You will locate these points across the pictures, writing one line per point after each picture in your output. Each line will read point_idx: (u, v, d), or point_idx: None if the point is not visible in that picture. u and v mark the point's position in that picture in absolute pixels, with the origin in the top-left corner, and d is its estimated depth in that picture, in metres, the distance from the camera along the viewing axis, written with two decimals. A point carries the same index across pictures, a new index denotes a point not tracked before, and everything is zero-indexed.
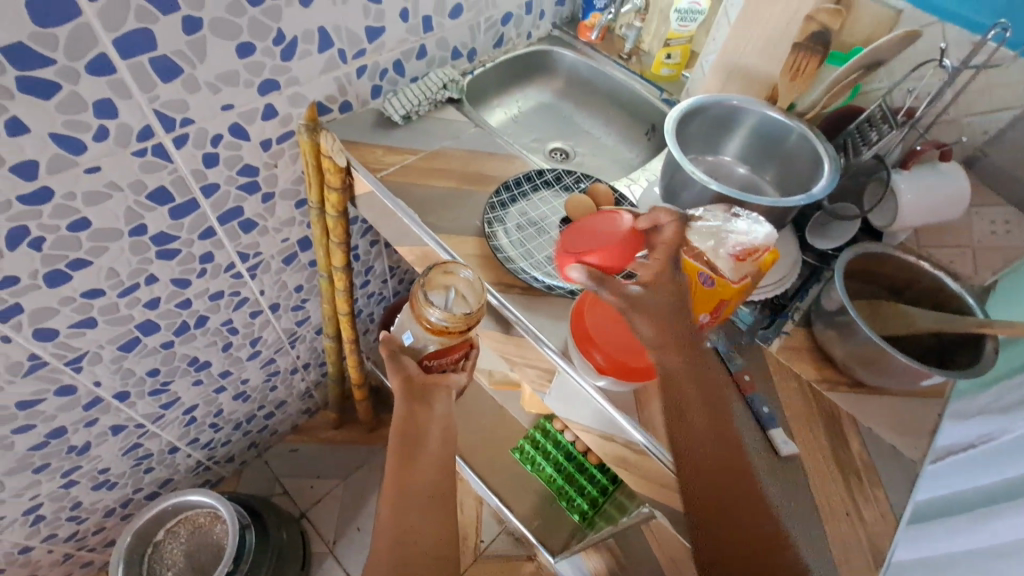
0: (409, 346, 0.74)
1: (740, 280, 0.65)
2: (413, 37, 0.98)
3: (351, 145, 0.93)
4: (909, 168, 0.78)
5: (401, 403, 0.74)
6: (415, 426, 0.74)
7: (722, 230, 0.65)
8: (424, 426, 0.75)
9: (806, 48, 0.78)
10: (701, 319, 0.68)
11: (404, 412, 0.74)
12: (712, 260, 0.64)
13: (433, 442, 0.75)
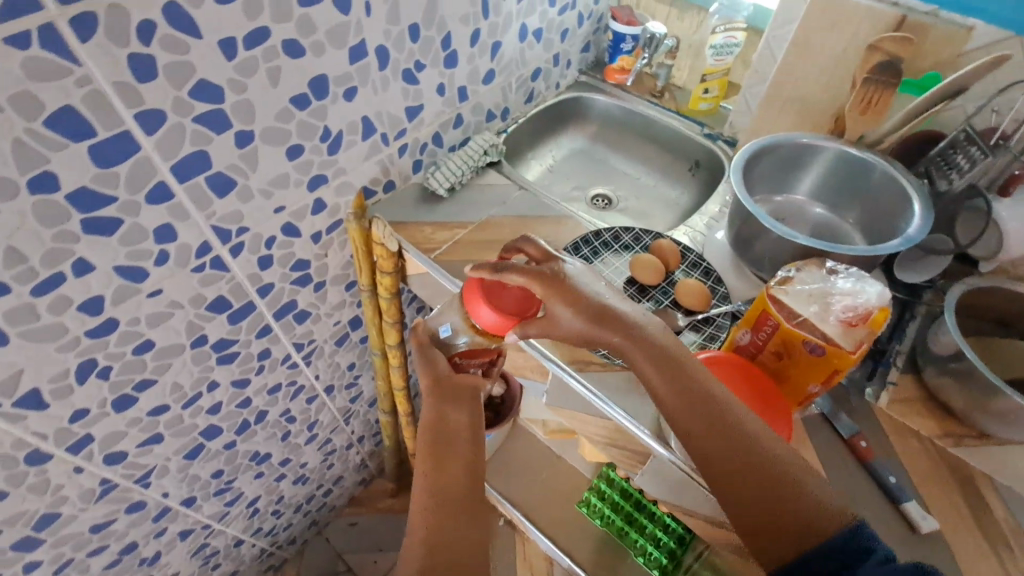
0: (445, 339, 0.72)
1: (858, 347, 0.59)
2: (450, 108, 0.97)
3: (400, 226, 0.91)
4: (1008, 195, 0.72)
5: (431, 406, 0.65)
6: (450, 426, 0.64)
7: (826, 294, 0.62)
8: (459, 435, 0.64)
9: (875, 81, 0.74)
10: (812, 389, 0.64)
11: (434, 415, 0.65)
12: (818, 325, 0.60)
13: (464, 444, 0.64)
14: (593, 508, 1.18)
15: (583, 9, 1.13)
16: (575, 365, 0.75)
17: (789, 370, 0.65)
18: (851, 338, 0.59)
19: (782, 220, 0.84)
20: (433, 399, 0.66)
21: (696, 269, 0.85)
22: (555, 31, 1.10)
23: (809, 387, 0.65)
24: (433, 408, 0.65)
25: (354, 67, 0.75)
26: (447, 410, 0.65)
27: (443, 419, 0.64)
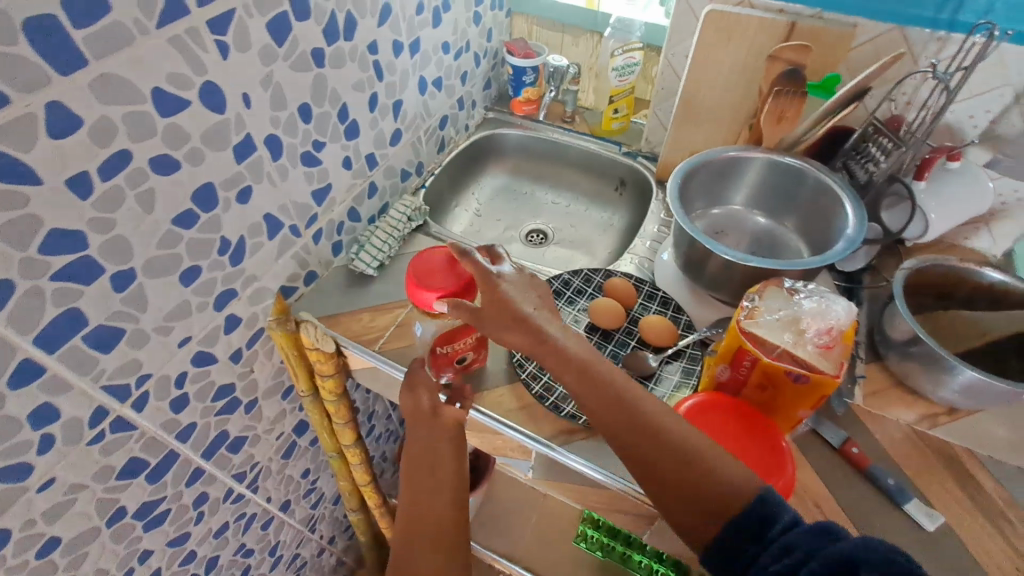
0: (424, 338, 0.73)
1: (840, 369, 0.58)
2: (360, 179, 0.89)
3: (332, 321, 0.81)
4: (924, 179, 0.74)
5: (422, 426, 0.67)
6: (440, 445, 0.66)
7: (798, 319, 0.61)
8: (449, 452, 0.65)
9: (784, 91, 0.75)
10: (802, 414, 0.63)
11: (423, 435, 0.67)
12: (795, 352, 0.59)
13: (451, 461, 0.65)
14: (590, 540, 1.08)
15: (477, 49, 1.09)
16: (558, 439, 0.69)
17: (774, 398, 0.64)
18: (826, 361, 0.58)
19: (726, 233, 0.84)
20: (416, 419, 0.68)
21: (653, 301, 0.82)
22: (454, 76, 1.05)
23: (798, 412, 0.64)
24: (420, 427, 0.67)
25: (244, 165, 0.66)
26: (438, 428, 0.67)
27: (430, 441, 0.66)
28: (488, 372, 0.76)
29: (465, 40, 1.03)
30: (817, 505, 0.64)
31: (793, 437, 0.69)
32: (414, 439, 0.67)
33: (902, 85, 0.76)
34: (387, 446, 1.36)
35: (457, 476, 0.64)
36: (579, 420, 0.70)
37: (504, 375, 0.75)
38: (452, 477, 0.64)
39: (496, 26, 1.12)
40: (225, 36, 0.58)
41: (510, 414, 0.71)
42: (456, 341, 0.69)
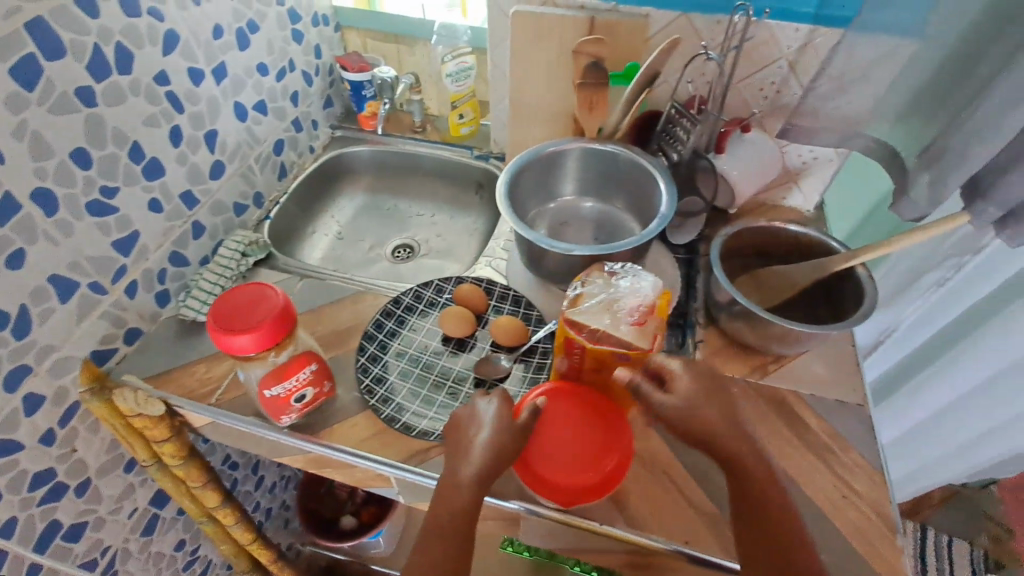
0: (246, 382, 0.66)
1: (654, 342, 0.61)
2: (179, 220, 0.81)
3: (162, 378, 0.74)
4: (724, 151, 0.80)
5: (485, 430, 0.59)
6: (460, 482, 0.57)
7: (613, 302, 0.62)
8: (463, 491, 0.57)
9: (591, 82, 0.77)
10: None
11: (501, 441, 0.59)
12: (613, 332, 0.61)
13: (463, 500, 0.57)
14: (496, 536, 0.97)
15: (305, 67, 1.04)
16: (414, 460, 0.67)
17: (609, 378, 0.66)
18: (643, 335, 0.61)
19: (567, 225, 0.87)
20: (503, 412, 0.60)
21: (505, 301, 0.82)
22: (282, 97, 0.99)
23: None
24: (484, 441, 0.59)
25: (7, 228, 0.59)
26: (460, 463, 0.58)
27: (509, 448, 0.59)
28: (339, 403, 0.72)
29: (286, 60, 0.98)
30: (668, 472, 0.67)
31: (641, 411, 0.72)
32: (468, 455, 0.58)
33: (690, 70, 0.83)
34: (287, 494, 1.33)
35: (465, 516, 0.56)
36: (432, 437, 0.68)
37: (356, 403, 0.72)
38: (457, 509, 0.56)
39: (323, 42, 1.07)
40: None
41: (364, 444, 0.68)
42: (288, 379, 0.63)
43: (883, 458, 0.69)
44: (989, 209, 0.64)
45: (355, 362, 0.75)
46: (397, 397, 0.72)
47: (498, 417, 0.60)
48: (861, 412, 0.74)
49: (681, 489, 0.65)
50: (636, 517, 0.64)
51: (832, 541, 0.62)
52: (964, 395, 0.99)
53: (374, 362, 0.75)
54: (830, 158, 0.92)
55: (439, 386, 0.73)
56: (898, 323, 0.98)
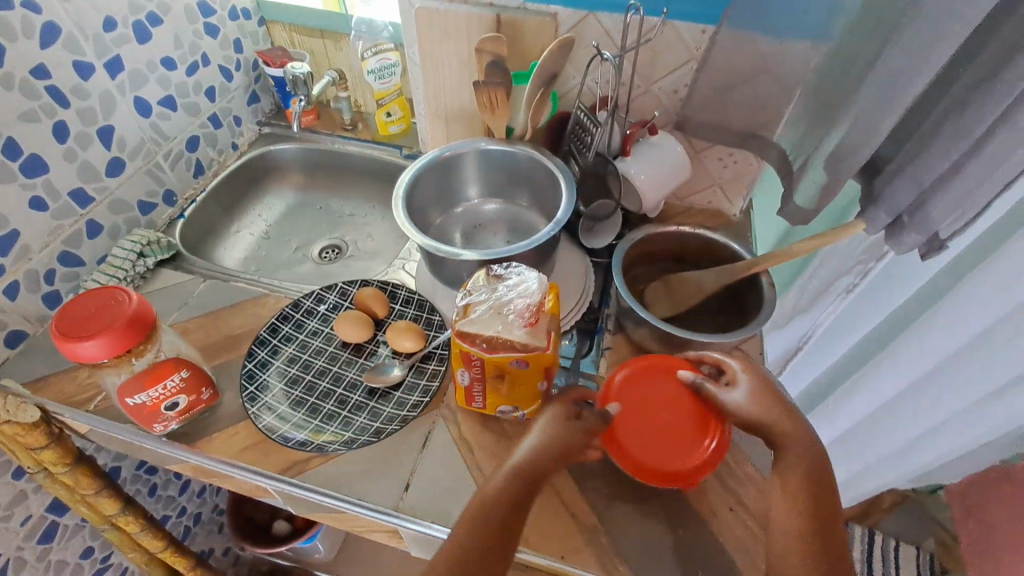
0: (110, 388, 0.63)
1: (548, 340, 0.58)
2: (68, 219, 0.79)
3: (39, 384, 0.72)
4: (629, 153, 0.78)
5: (533, 436, 0.54)
6: (504, 491, 0.51)
7: (501, 306, 0.59)
8: (498, 502, 0.50)
9: (488, 83, 0.75)
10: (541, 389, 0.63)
11: (541, 454, 0.53)
12: (506, 336, 0.57)
13: (496, 513, 0.49)
14: None
15: (223, 62, 1.01)
16: (291, 471, 0.64)
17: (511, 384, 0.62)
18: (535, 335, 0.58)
19: (479, 228, 0.85)
20: (546, 422, 0.55)
21: (409, 306, 0.80)
22: (194, 93, 0.97)
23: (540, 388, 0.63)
24: (532, 446, 0.53)
25: None
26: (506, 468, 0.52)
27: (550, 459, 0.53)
28: (221, 411, 0.69)
29: (198, 54, 0.95)
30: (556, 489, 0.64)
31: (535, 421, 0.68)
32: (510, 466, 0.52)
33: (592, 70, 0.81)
34: (220, 497, 1.30)
35: (504, 526, 0.49)
36: (309, 447, 0.65)
37: (239, 411, 0.69)
38: (479, 525, 0.48)
39: (244, 36, 1.05)
40: None
41: (241, 454, 0.66)
42: (154, 386, 0.61)
43: (776, 470, 0.67)
44: (881, 215, 0.63)
45: (241, 368, 0.73)
46: (281, 406, 0.69)
47: (545, 426, 0.55)
48: None
49: (573, 512, 0.63)
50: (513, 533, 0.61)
51: (710, 558, 0.60)
52: (879, 408, 0.96)
53: (261, 368, 0.72)
54: (750, 163, 0.89)
55: (327, 394, 0.71)
56: (815, 328, 1.01)
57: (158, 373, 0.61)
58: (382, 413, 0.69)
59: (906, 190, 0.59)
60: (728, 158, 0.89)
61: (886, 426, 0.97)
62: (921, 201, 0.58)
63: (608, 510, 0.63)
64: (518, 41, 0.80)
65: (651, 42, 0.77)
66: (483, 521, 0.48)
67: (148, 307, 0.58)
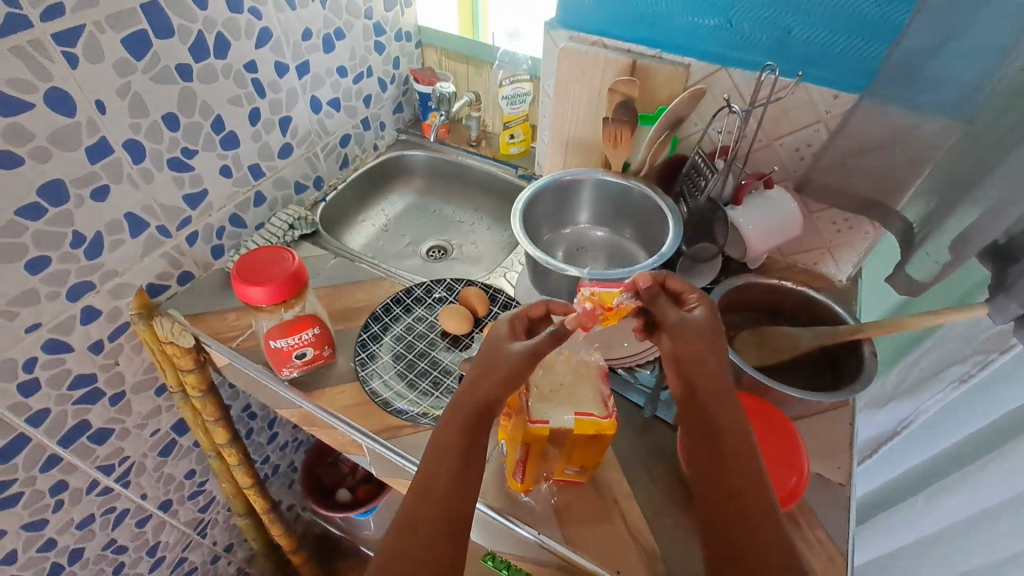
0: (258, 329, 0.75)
1: (609, 413, 0.60)
2: (244, 188, 0.94)
3: (197, 319, 0.85)
4: (741, 203, 0.80)
5: (472, 381, 0.56)
6: (449, 440, 0.54)
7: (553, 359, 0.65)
8: (452, 449, 0.53)
9: (616, 120, 0.82)
10: (571, 470, 0.65)
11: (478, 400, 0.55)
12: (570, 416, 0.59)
13: (452, 457, 0.53)
14: None
15: (382, 75, 1.17)
16: (385, 433, 0.72)
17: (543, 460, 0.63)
18: (541, 406, 0.60)
19: (580, 251, 0.91)
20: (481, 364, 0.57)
21: (506, 310, 0.87)
22: (355, 98, 1.12)
23: (569, 469, 0.65)
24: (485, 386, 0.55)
25: (99, 166, 0.72)
26: (449, 413, 0.56)
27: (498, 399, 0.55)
28: (333, 371, 0.79)
29: (365, 66, 1.11)
30: (619, 506, 0.67)
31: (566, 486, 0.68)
32: (454, 409, 0.56)
33: (716, 120, 0.86)
34: (296, 455, 1.43)
35: (458, 472, 0.53)
36: (404, 415, 0.73)
37: (349, 374, 0.79)
38: (435, 472, 0.53)
39: (403, 55, 1.20)
40: (72, 49, 0.65)
41: (345, 411, 0.74)
42: (292, 335, 0.72)
43: (851, 543, 0.64)
44: (1010, 304, 0.60)
45: (357, 337, 0.83)
46: (385, 376, 0.78)
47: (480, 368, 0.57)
48: (842, 492, 0.69)
49: (633, 533, 0.65)
50: (573, 537, 0.64)
51: None
52: (983, 513, 0.88)
53: (373, 340, 0.82)
54: (865, 230, 0.88)
55: (424, 373, 0.79)
56: (915, 416, 0.93)
57: (295, 325, 0.72)
58: None
59: None
60: (843, 222, 0.89)
61: (987, 533, 0.88)
62: None
63: (667, 540, 0.64)
64: (648, 86, 0.87)
65: (780, 101, 0.80)
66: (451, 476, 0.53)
67: (304, 268, 0.68)
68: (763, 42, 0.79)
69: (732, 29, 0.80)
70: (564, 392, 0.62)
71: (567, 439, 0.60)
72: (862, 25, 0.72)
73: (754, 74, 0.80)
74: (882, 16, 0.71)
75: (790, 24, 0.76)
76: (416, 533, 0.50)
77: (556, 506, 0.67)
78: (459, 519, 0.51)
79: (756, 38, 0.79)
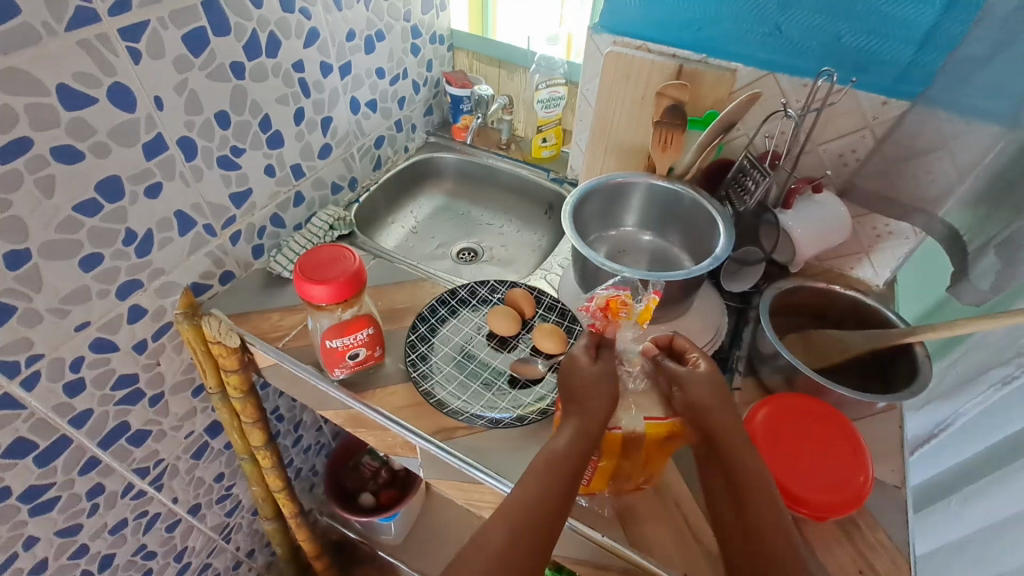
0: (313, 330, 0.74)
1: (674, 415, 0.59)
2: (285, 187, 0.93)
3: (240, 319, 0.84)
4: (791, 206, 0.81)
5: (563, 436, 0.56)
6: (553, 477, 0.54)
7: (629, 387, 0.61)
8: (555, 484, 0.53)
9: (666, 123, 0.83)
10: (643, 477, 0.65)
11: (577, 451, 0.55)
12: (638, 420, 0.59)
13: (553, 492, 0.53)
14: None
15: (416, 77, 1.17)
16: (440, 435, 0.72)
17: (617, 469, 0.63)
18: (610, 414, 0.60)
19: (624, 254, 0.91)
20: (578, 415, 0.57)
21: (552, 312, 0.86)
22: (391, 100, 1.12)
23: (640, 475, 0.65)
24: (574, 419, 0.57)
25: (154, 163, 0.72)
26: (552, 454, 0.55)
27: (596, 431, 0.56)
28: (382, 372, 0.78)
29: (401, 68, 1.11)
30: (678, 507, 0.67)
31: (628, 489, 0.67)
32: (553, 457, 0.55)
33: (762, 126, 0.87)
34: (318, 459, 1.41)
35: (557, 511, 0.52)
36: (460, 417, 0.73)
37: (398, 375, 0.78)
38: (532, 503, 0.52)
39: (435, 58, 1.20)
40: (137, 44, 0.65)
41: (397, 412, 0.74)
42: (348, 335, 0.71)
43: (912, 545, 0.64)
44: None
45: (405, 337, 0.82)
46: (436, 376, 0.78)
47: (575, 423, 0.57)
48: (898, 494, 0.69)
49: (694, 533, 0.65)
50: (635, 537, 0.64)
51: None
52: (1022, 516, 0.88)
53: (422, 341, 0.81)
54: (907, 236, 0.88)
55: (476, 375, 0.78)
56: (954, 418, 0.94)
57: (350, 324, 0.71)
58: (522, 401, 0.75)
59: None
60: (884, 227, 0.90)
61: None
62: None
63: None
64: (695, 91, 0.87)
65: (827, 107, 0.82)
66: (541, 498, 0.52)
67: (364, 268, 0.68)
68: (813, 49, 0.80)
69: (781, 36, 0.81)
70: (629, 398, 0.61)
71: (638, 445, 0.60)
72: (920, 35, 0.73)
73: (802, 80, 0.81)
74: (936, 25, 0.71)
75: (841, 30, 0.77)
76: (485, 549, 0.50)
77: (617, 507, 0.67)
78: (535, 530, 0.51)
79: (805, 45, 0.80)
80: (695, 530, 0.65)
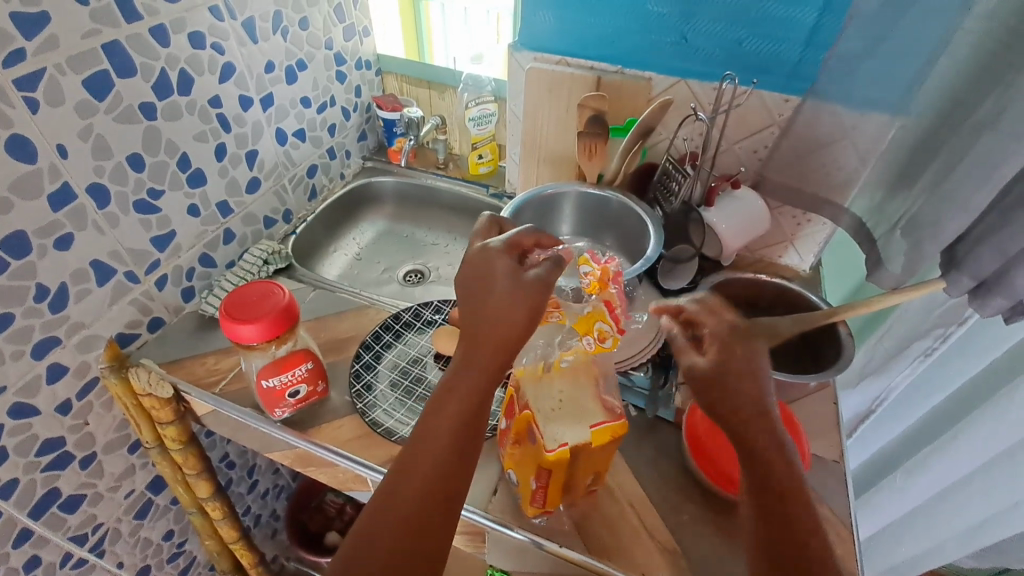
0: (249, 370, 0.72)
1: (615, 416, 0.60)
2: (212, 226, 0.90)
3: (174, 366, 0.80)
4: (714, 204, 0.85)
5: (439, 396, 0.53)
6: (425, 458, 0.50)
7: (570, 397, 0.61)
8: (421, 473, 0.50)
9: (589, 133, 0.85)
10: (590, 480, 0.65)
11: (451, 428, 0.51)
12: (578, 434, 0.58)
13: (420, 479, 0.50)
14: None
15: (344, 103, 1.16)
16: (390, 464, 0.70)
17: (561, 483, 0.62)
18: (552, 430, 0.58)
19: None
20: (458, 368, 0.53)
21: None
22: (320, 128, 1.11)
23: (586, 481, 0.65)
24: (454, 382, 0.52)
25: (63, 213, 0.68)
26: (427, 427, 0.51)
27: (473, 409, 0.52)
28: (328, 406, 0.76)
29: (328, 96, 1.10)
30: (633, 508, 0.67)
31: (584, 497, 0.68)
32: (426, 436, 0.51)
33: (682, 129, 0.91)
34: (278, 503, 1.32)
35: (434, 487, 0.50)
36: None
37: (345, 407, 0.76)
38: (405, 493, 0.49)
39: (363, 83, 1.20)
40: (34, 93, 0.62)
41: (347, 445, 0.72)
42: (285, 372, 0.69)
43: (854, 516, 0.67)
44: (963, 278, 0.66)
45: (349, 368, 0.81)
46: (384, 404, 0.76)
47: (449, 381, 0.53)
48: (837, 469, 0.72)
49: (650, 531, 0.65)
50: (593, 544, 0.65)
51: None
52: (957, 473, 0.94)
53: (367, 370, 0.80)
54: (823, 222, 0.94)
55: (424, 398, 0.77)
56: (887, 394, 0.99)
57: (286, 359, 0.69)
58: None
59: (988, 255, 0.63)
60: (802, 216, 0.95)
61: (961, 499, 0.94)
62: (1006, 269, 0.62)
63: (683, 534, 0.65)
64: (615, 101, 0.91)
65: (738, 108, 0.86)
66: (407, 488, 0.50)
67: (294, 302, 0.67)
68: (716, 56, 0.85)
69: (688, 44, 0.85)
70: (568, 407, 0.60)
71: (582, 454, 0.60)
72: (807, 33, 0.79)
73: (712, 84, 0.86)
74: (818, 23, 0.78)
75: (741, 36, 0.82)
76: (366, 545, 0.48)
77: (573, 514, 0.67)
78: (394, 520, 0.49)
79: (710, 51, 0.84)
80: (652, 531, 0.65)
